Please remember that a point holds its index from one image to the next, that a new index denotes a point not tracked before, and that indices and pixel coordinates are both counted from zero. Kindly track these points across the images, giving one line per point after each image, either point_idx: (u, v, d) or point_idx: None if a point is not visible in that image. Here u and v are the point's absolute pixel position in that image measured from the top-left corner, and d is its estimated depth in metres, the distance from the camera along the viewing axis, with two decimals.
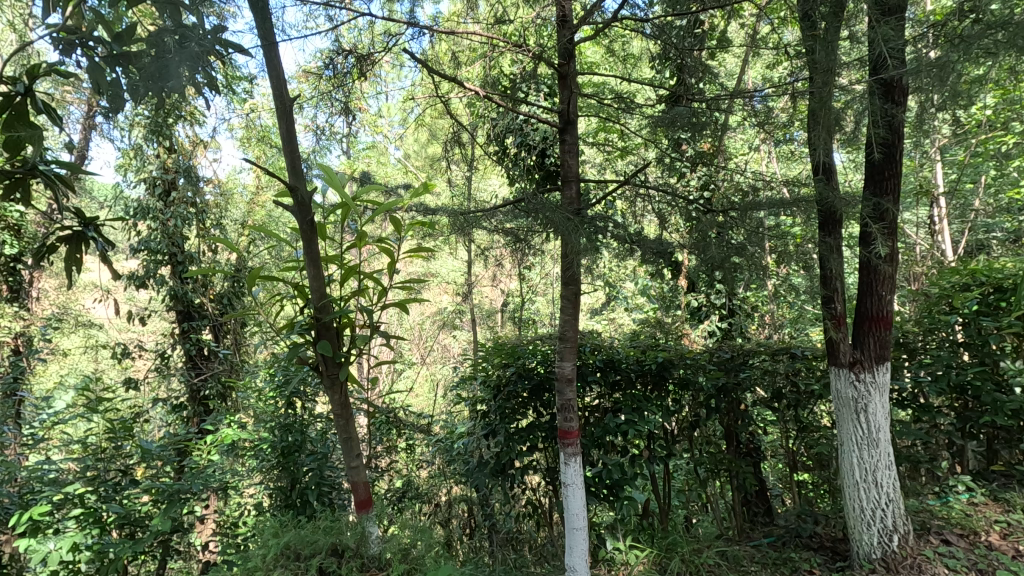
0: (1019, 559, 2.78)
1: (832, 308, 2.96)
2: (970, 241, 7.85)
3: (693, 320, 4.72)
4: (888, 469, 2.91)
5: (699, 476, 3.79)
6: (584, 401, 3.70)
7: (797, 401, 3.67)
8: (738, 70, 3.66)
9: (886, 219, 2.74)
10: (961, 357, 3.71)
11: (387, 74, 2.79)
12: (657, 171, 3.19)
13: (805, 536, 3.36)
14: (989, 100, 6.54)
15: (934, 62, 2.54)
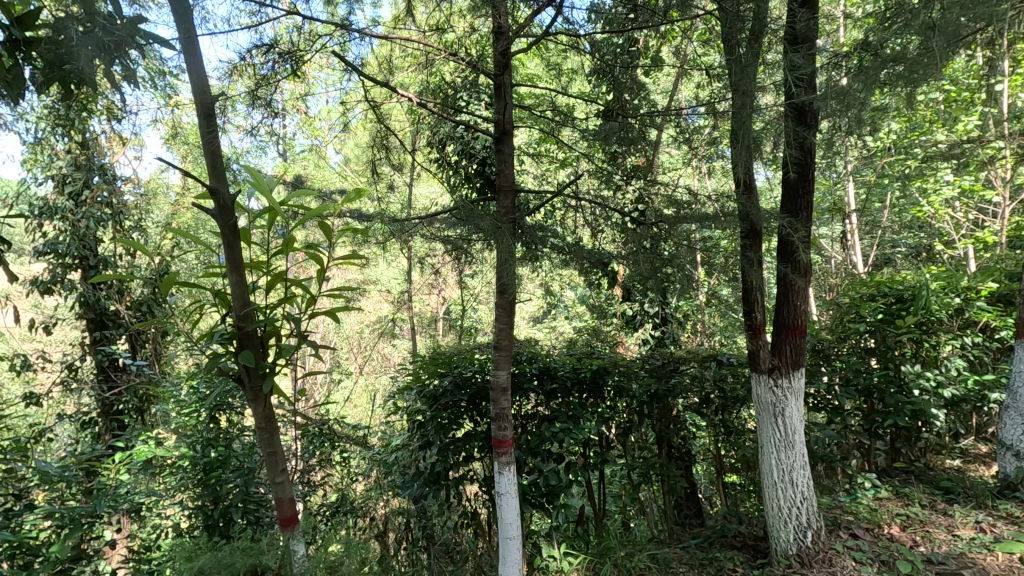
0: (916, 549, 3.01)
1: (754, 316, 3.12)
2: (878, 256, 8.55)
3: (628, 328, 4.87)
4: (803, 469, 3.08)
5: (633, 481, 3.88)
6: (521, 410, 3.71)
7: (723, 406, 3.84)
8: (670, 90, 3.83)
9: (802, 232, 2.91)
10: (868, 362, 4.01)
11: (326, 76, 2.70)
12: (594, 184, 3.28)
13: (730, 536, 3.50)
14: (893, 127, 7.16)
15: (842, 89, 2.78)
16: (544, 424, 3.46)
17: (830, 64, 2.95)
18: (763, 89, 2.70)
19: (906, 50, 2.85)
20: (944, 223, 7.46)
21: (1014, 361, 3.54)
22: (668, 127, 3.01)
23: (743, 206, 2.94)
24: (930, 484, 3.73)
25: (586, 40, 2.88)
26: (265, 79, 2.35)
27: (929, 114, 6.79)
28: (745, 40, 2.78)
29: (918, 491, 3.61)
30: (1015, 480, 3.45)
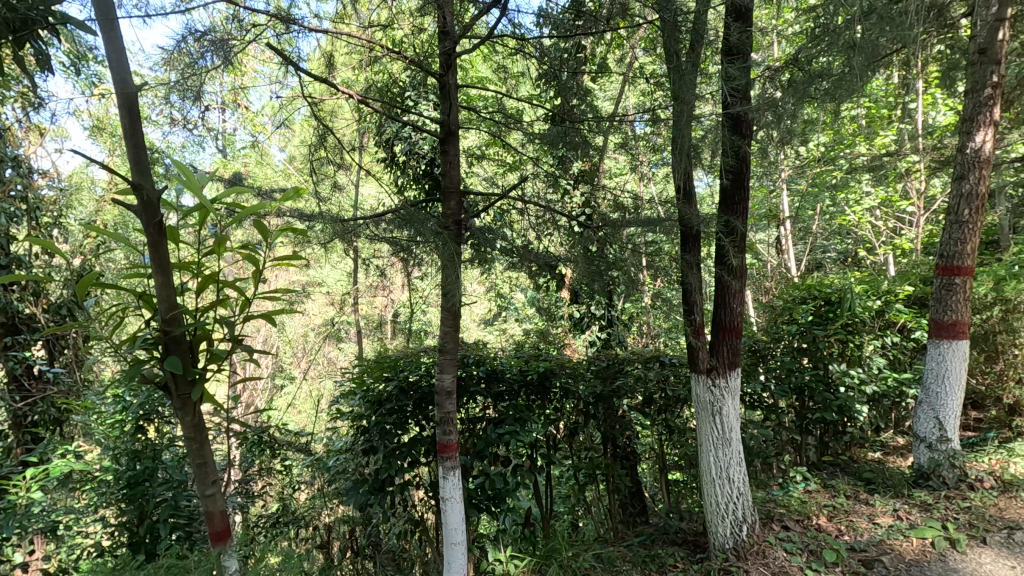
0: (841, 538, 3.18)
1: (693, 318, 3.21)
2: (809, 260, 9.06)
3: (576, 330, 4.94)
4: (740, 465, 3.20)
5: (579, 482, 3.93)
6: (468, 413, 3.68)
7: (665, 406, 3.94)
8: (616, 96, 3.93)
9: (736, 236, 3.04)
10: (800, 361, 4.22)
11: None
12: (541, 188, 3.30)
13: (672, 533, 3.60)
14: (823, 139, 7.59)
15: (775, 101, 2.92)
16: (492, 427, 3.44)
17: (765, 77, 3.09)
18: (701, 99, 2.81)
19: (832, 67, 3.04)
20: (867, 230, 7.99)
21: (928, 359, 3.82)
22: (613, 132, 3.07)
23: (681, 211, 3.04)
24: (854, 476, 3.96)
25: (532, 45, 2.90)
26: (199, 71, 2.26)
27: (853, 128, 7.26)
28: (686, 52, 2.88)
29: (844, 482, 3.82)
30: (928, 470, 3.72)
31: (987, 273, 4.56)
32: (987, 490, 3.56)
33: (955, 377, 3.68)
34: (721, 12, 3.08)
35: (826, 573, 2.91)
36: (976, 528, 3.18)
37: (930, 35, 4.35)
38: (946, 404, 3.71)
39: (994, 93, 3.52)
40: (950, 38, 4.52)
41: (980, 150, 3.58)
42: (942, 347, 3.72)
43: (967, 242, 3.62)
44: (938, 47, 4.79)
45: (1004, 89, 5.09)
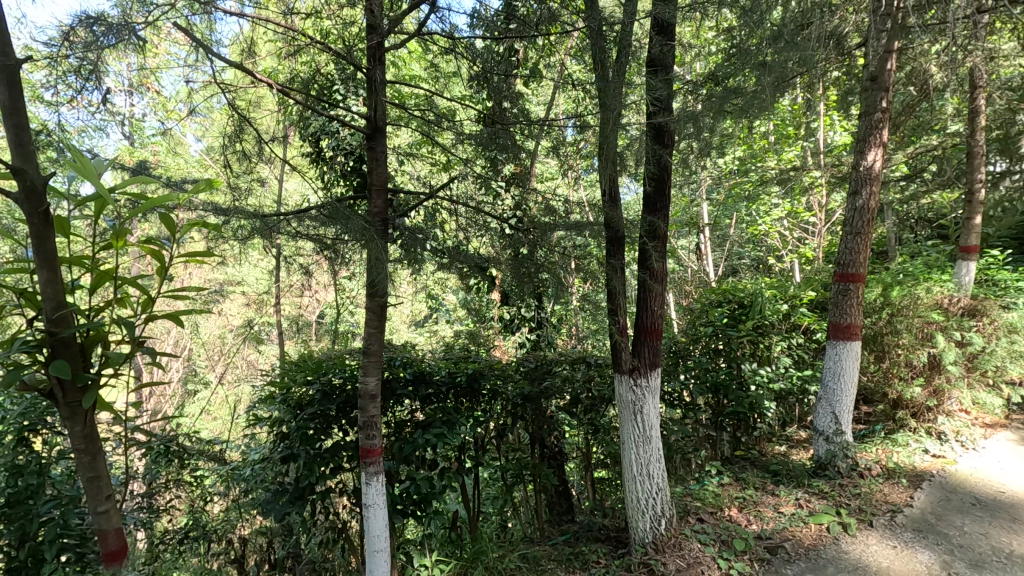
0: (749, 528, 3.39)
1: (617, 320, 3.30)
2: (726, 266, 9.61)
3: (506, 332, 4.96)
4: (659, 461, 3.33)
5: (506, 483, 3.94)
6: (394, 417, 3.59)
7: (591, 406, 4.03)
8: (547, 102, 3.99)
9: (657, 241, 3.18)
10: (716, 361, 4.45)
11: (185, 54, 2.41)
12: (472, 188, 3.28)
13: (595, 530, 3.69)
14: (739, 152, 8.08)
15: (694, 114, 3.07)
16: (418, 430, 3.38)
17: (686, 89, 3.23)
18: (626, 109, 2.91)
19: (744, 85, 3.23)
20: (776, 239, 8.60)
21: (827, 359, 4.14)
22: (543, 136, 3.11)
23: (607, 216, 3.12)
24: (763, 468, 4.23)
25: (464, 44, 2.88)
26: (100, 48, 2.05)
27: (765, 144, 7.79)
28: (613, 61, 2.97)
29: (753, 475, 4.07)
30: (825, 461, 4.03)
31: (876, 280, 5.02)
32: (874, 477, 3.91)
33: (849, 375, 4.02)
34: (646, 25, 3.20)
35: (736, 561, 3.09)
36: (864, 512, 3.49)
37: (830, 62, 4.75)
38: (841, 400, 4.04)
39: (883, 117, 3.88)
40: (847, 65, 4.95)
41: (871, 168, 3.92)
42: (839, 347, 4.05)
43: (860, 251, 3.97)
44: (837, 73, 5.24)
45: (892, 115, 5.64)
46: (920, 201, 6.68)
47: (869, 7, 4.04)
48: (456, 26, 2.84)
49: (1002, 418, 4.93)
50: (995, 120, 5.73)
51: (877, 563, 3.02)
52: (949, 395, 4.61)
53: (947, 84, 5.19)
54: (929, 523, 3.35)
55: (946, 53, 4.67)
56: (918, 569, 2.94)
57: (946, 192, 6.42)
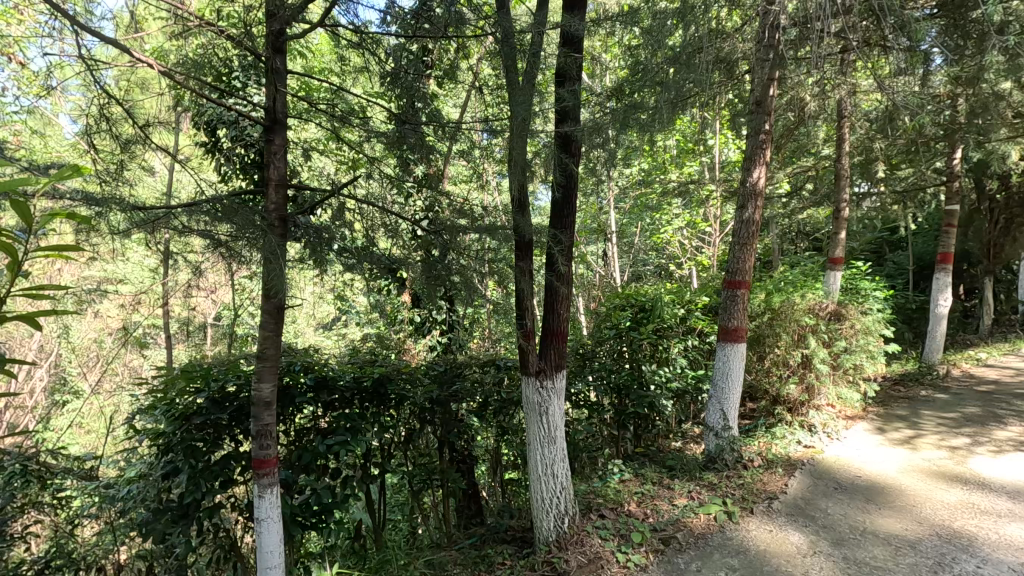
0: (646, 521, 3.56)
1: (524, 323, 3.32)
2: (632, 272, 10.09)
3: (417, 334, 4.89)
4: (563, 461, 3.42)
5: (412, 489, 3.87)
6: (294, 425, 3.41)
7: (500, 408, 4.06)
8: (460, 104, 4.00)
9: (563, 246, 3.27)
10: (619, 362, 4.66)
11: (55, 28, 2.15)
12: (380, 188, 3.20)
13: (501, 532, 3.72)
14: (644, 163, 8.53)
15: (600, 126, 3.19)
16: (319, 438, 3.23)
17: (593, 102, 3.36)
18: (534, 117, 2.98)
19: (646, 101, 3.42)
20: (676, 247, 9.16)
21: (717, 360, 4.46)
22: (456, 140, 3.11)
23: (515, 221, 3.15)
24: (660, 464, 4.48)
25: (374, 41, 2.82)
26: None
27: (667, 158, 8.29)
28: (524, 69, 3.04)
29: (651, 471, 4.30)
30: (714, 455, 4.34)
31: (759, 286, 5.49)
32: (756, 467, 4.27)
33: (735, 375, 4.35)
34: (556, 37, 3.30)
35: (633, 554, 3.23)
36: (746, 500, 3.78)
37: (723, 85, 5.15)
38: (729, 398, 4.37)
39: (766, 139, 4.26)
40: (738, 89, 5.39)
41: (756, 184, 4.30)
42: (727, 349, 4.37)
43: (747, 260, 4.32)
44: (730, 97, 5.69)
45: (775, 137, 6.22)
46: (797, 216, 7.40)
47: (755, 38, 4.43)
48: (368, 21, 2.76)
49: (860, 410, 5.56)
50: (858, 147, 6.49)
51: (756, 546, 3.28)
52: (819, 391, 5.03)
53: (820, 113, 5.80)
54: (800, 508, 3.70)
55: (819, 85, 5.22)
56: (790, 549, 3.23)
57: (819, 209, 7.17)
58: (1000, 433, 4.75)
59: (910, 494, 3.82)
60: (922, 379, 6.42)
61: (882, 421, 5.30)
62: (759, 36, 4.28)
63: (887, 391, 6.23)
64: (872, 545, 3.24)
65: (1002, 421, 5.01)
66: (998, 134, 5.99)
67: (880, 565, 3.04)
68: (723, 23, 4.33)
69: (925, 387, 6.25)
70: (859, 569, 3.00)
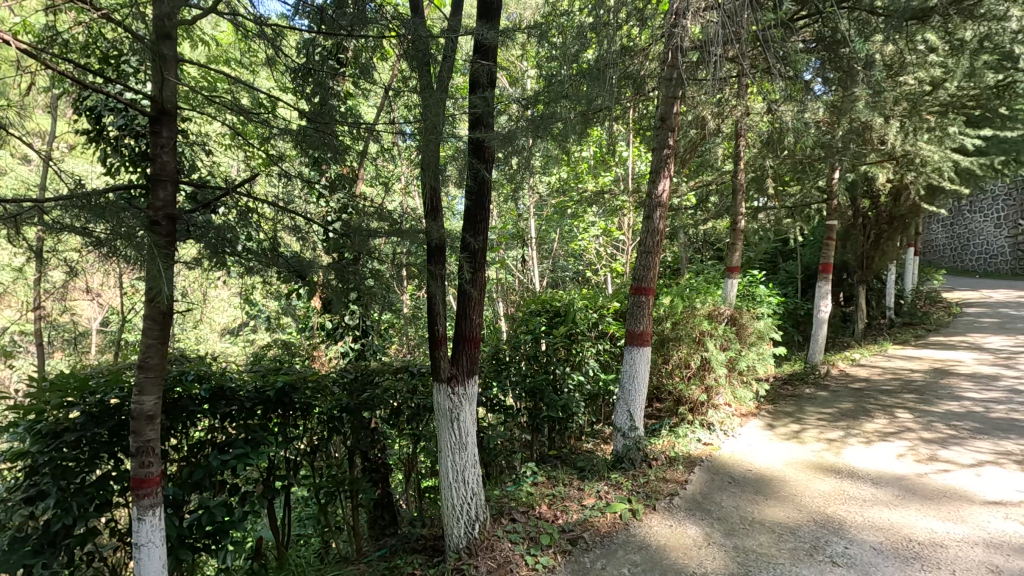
0: (556, 522, 3.64)
1: (436, 329, 3.27)
2: (550, 277, 10.30)
3: (328, 340, 4.71)
4: (474, 467, 3.41)
5: (319, 502, 3.63)
6: (188, 439, 3.16)
7: (413, 415, 3.98)
8: (374, 106, 3.91)
9: (475, 251, 3.26)
10: (533, 367, 4.74)
11: None
12: (286, 186, 3.05)
13: (412, 541, 3.66)
14: (562, 172, 8.77)
15: (511, 135, 3.23)
16: (214, 453, 3.02)
17: (507, 112, 3.40)
18: (446, 122, 2.98)
19: (556, 111, 3.50)
20: (593, 254, 9.46)
21: (625, 363, 4.64)
22: (368, 141, 3.04)
23: (427, 224, 3.09)
24: (571, 466, 4.60)
25: (279, 35, 2.70)
26: None
27: (584, 167, 8.56)
28: (438, 72, 3.03)
29: (563, 473, 4.40)
30: (622, 454, 4.51)
31: (665, 293, 5.81)
32: (660, 465, 4.50)
33: (641, 377, 4.55)
34: (470, 44, 3.32)
35: (541, 556, 3.28)
36: (650, 497, 3.97)
37: (633, 101, 5.41)
38: (635, 399, 4.56)
39: (669, 154, 4.51)
40: (646, 104, 5.68)
41: (660, 196, 4.53)
42: (634, 352, 4.56)
43: (652, 268, 4.53)
44: (640, 112, 5.98)
45: (680, 153, 6.61)
46: (701, 227, 7.90)
47: (660, 59, 4.69)
48: (282, 15, 2.72)
49: (753, 408, 6.01)
50: (753, 165, 7.06)
51: (657, 541, 3.44)
52: (717, 391, 5.37)
53: (719, 131, 6.23)
54: (698, 502, 3.93)
55: (718, 105, 5.62)
56: (687, 542, 3.41)
57: (720, 220, 7.70)
58: (868, 426, 5.31)
59: (793, 485, 4.17)
60: (807, 378, 7.05)
61: (772, 418, 5.75)
62: (663, 57, 4.53)
63: (777, 390, 6.78)
64: (759, 534, 3.49)
65: (870, 415, 5.61)
66: (867, 158, 6.72)
67: (766, 551, 3.28)
68: (632, 41, 4.55)
69: (809, 385, 6.87)
70: (746, 556, 3.23)
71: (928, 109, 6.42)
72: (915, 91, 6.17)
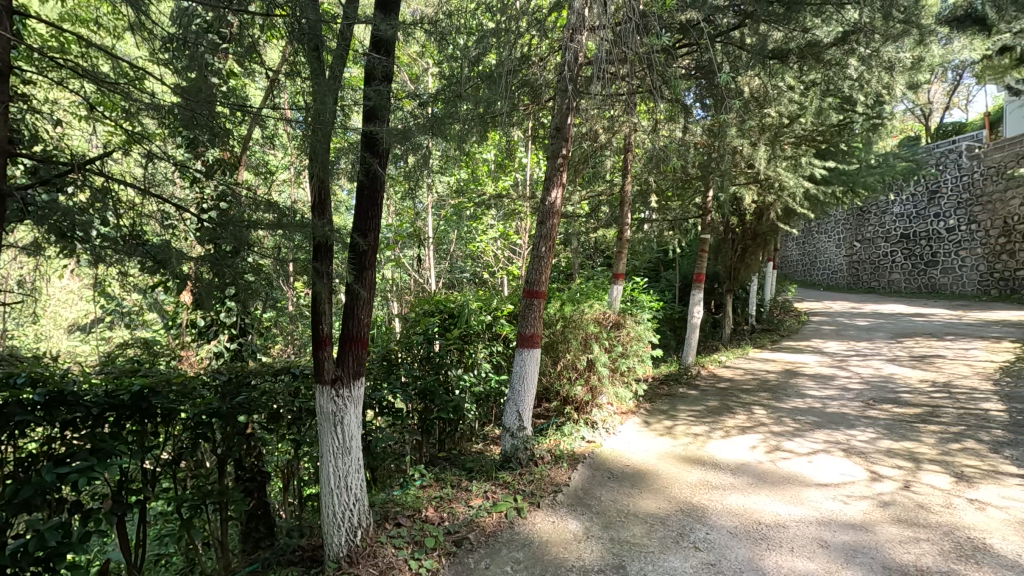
0: (441, 525, 3.62)
1: (320, 329, 3.07)
2: (447, 278, 10.24)
3: (201, 339, 4.29)
4: (358, 472, 3.31)
5: (181, 517, 3.23)
6: (17, 451, 2.73)
7: (294, 419, 3.76)
8: (260, 89, 3.66)
9: (365, 249, 3.15)
10: (425, 368, 4.69)
11: None
12: (151, 167, 2.76)
13: (288, 553, 3.46)
14: (462, 173, 8.79)
15: (406, 132, 3.17)
16: (49, 467, 2.62)
17: (403, 107, 3.34)
18: (338, 112, 2.84)
19: (453, 111, 3.49)
20: (491, 257, 9.55)
21: (515, 365, 4.73)
22: (252, 125, 2.82)
23: (313, 217, 2.94)
24: (459, 467, 4.60)
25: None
26: None
27: (484, 171, 8.64)
28: (330, 58, 2.89)
29: (451, 474, 4.39)
30: (510, 454, 4.61)
31: (556, 297, 6.01)
32: (545, 464, 4.64)
33: (530, 378, 4.68)
34: (367, 35, 3.23)
35: (425, 559, 3.24)
36: (535, 495, 4.08)
37: (531, 108, 5.55)
38: (523, 400, 4.67)
39: (562, 163, 4.68)
40: (542, 113, 5.86)
41: (553, 204, 4.69)
42: (524, 354, 4.67)
43: (544, 272, 4.65)
44: (538, 120, 6.15)
45: (574, 163, 6.90)
46: (592, 235, 8.28)
47: (557, 70, 4.87)
48: None
49: (633, 406, 6.41)
50: (639, 179, 7.55)
51: (540, 537, 3.54)
52: (600, 391, 5.66)
53: (610, 145, 6.58)
54: (579, 498, 4.10)
55: (610, 120, 5.94)
56: (567, 537, 3.55)
57: (609, 229, 8.14)
58: (729, 421, 5.88)
59: (664, 477, 4.49)
60: (680, 379, 7.66)
61: (649, 416, 6.17)
62: (559, 68, 4.69)
63: (655, 389, 7.30)
64: (633, 525, 3.72)
65: (731, 411, 6.21)
66: (736, 180, 7.46)
67: (637, 541, 3.50)
68: (531, 51, 4.68)
69: (682, 385, 7.46)
70: (620, 548, 3.42)
71: (786, 140, 7.26)
72: (775, 124, 6.96)
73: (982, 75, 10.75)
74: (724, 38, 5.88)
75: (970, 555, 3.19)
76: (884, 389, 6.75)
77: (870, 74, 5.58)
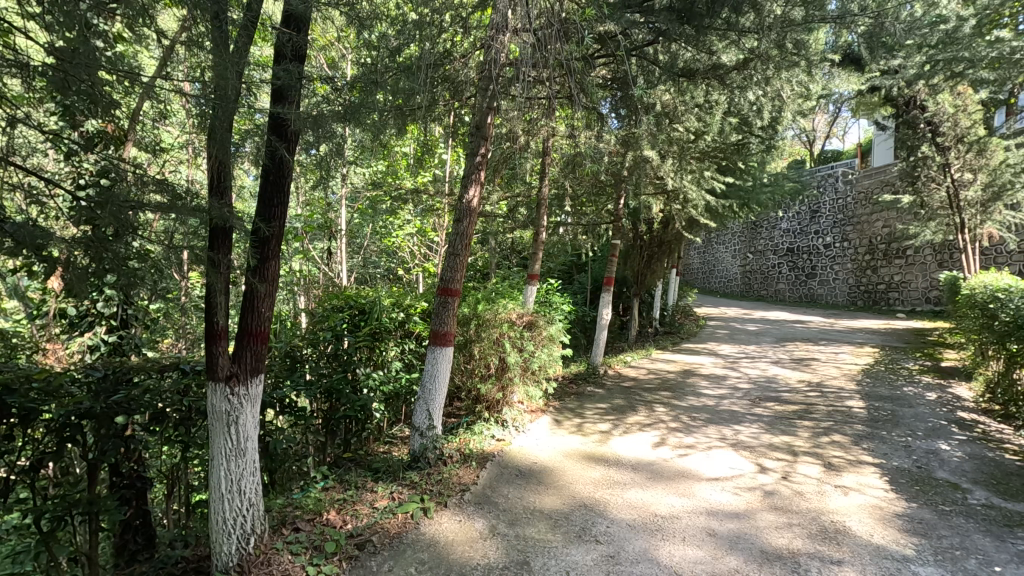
0: (343, 528, 3.49)
1: (215, 322, 2.87)
2: (359, 273, 9.89)
3: (71, 330, 3.76)
4: (253, 474, 3.11)
5: (40, 531, 2.86)
6: None
7: (182, 419, 3.46)
8: (153, 57, 3.32)
9: (268, 238, 2.97)
10: (331, 366, 4.49)
11: None
12: (15, 134, 2.41)
13: (170, 564, 3.18)
14: (378, 165, 8.52)
15: (318, 117, 3.01)
16: None
17: (315, 91, 3.17)
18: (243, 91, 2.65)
19: (370, 100, 3.36)
20: (406, 253, 9.35)
21: (427, 363, 4.67)
22: (143, 96, 2.57)
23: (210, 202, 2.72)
24: (365, 468, 4.46)
25: None
26: None
27: (402, 165, 8.44)
28: (234, 31, 2.68)
29: (356, 475, 4.25)
30: (418, 454, 4.54)
31: (471, 296, 5.99)
32: (454, 463, 4.61)
33: (441, 377, 4.63)
34: (278, 10, 3.02)
35: (325, 564, 3.11)
36: (442, 495, 4.05)
37: (452, 105, 5.49)
38: (434, 399, 4.62)
39: (480, 162, 4.67)
40: (463, 110, 5.81)
41: (470, 202, 4.66)
42: (436, 352, 4.61)
43: (458, 270, 4.62)
44: (459, 118, 6.08)
45: (493, 163, 6.93)
46: (509, 235, 8.36)
47: (479, 68, 4.85)
48: None
49: (543, 405, 6.54)
50: (556, 183, 7.72)
51: (445, 537, 3.52)
52: (511, 390, 5.72)
53: (530, 148, 6.68)
54: (487, 496, 4.12)
55: (529, 122, 6.02)
56: (473, 536, 3.54)
57: (526, 230, 8.25)
58: (632, 419, 6.16)
59: (569, 474, 4.63)
60: (588, 378, 7.93)
61: (557, 414, 6.32)
62: (481, 67, 4.68)
63: (564, 388, 7.50)
64: (538, 521, 3.80)
65: (634, 409, 6.52)
66: (646, 190, 7.83)
67: (542, 537, 3.58)
68: (454, 45, 4.62)
69: (590, 385, 7.72)
70: (525, 544, 3.48)
71: (693, 154, 7.74)
72: (683, 138, 7.39)
73: (856, 110, 12.08)
74: (639, 53, 6.16)
75: (833, 537, 3.56)
76: (767, 389, 7.40)
77: (765, 99, 6.10)
